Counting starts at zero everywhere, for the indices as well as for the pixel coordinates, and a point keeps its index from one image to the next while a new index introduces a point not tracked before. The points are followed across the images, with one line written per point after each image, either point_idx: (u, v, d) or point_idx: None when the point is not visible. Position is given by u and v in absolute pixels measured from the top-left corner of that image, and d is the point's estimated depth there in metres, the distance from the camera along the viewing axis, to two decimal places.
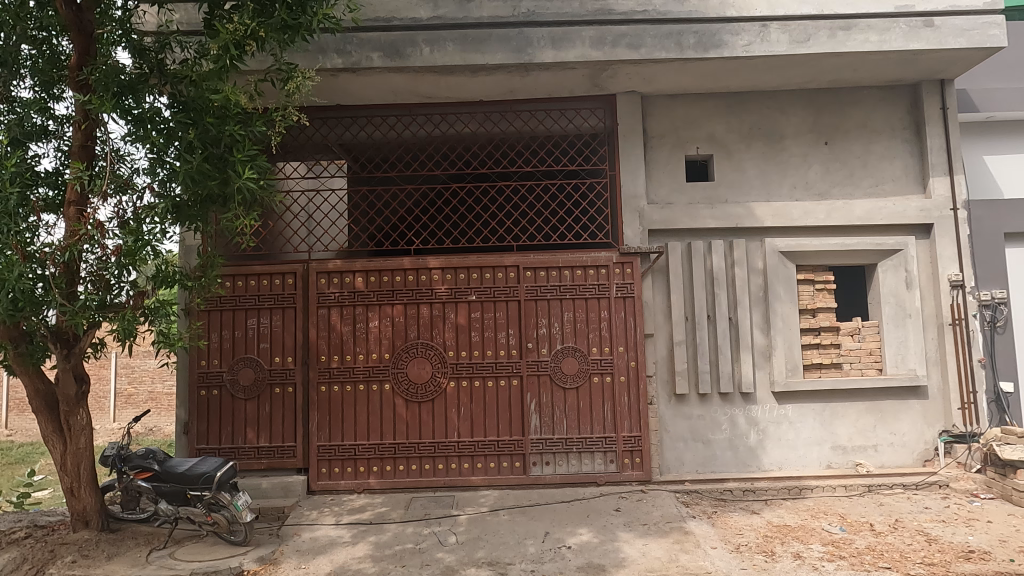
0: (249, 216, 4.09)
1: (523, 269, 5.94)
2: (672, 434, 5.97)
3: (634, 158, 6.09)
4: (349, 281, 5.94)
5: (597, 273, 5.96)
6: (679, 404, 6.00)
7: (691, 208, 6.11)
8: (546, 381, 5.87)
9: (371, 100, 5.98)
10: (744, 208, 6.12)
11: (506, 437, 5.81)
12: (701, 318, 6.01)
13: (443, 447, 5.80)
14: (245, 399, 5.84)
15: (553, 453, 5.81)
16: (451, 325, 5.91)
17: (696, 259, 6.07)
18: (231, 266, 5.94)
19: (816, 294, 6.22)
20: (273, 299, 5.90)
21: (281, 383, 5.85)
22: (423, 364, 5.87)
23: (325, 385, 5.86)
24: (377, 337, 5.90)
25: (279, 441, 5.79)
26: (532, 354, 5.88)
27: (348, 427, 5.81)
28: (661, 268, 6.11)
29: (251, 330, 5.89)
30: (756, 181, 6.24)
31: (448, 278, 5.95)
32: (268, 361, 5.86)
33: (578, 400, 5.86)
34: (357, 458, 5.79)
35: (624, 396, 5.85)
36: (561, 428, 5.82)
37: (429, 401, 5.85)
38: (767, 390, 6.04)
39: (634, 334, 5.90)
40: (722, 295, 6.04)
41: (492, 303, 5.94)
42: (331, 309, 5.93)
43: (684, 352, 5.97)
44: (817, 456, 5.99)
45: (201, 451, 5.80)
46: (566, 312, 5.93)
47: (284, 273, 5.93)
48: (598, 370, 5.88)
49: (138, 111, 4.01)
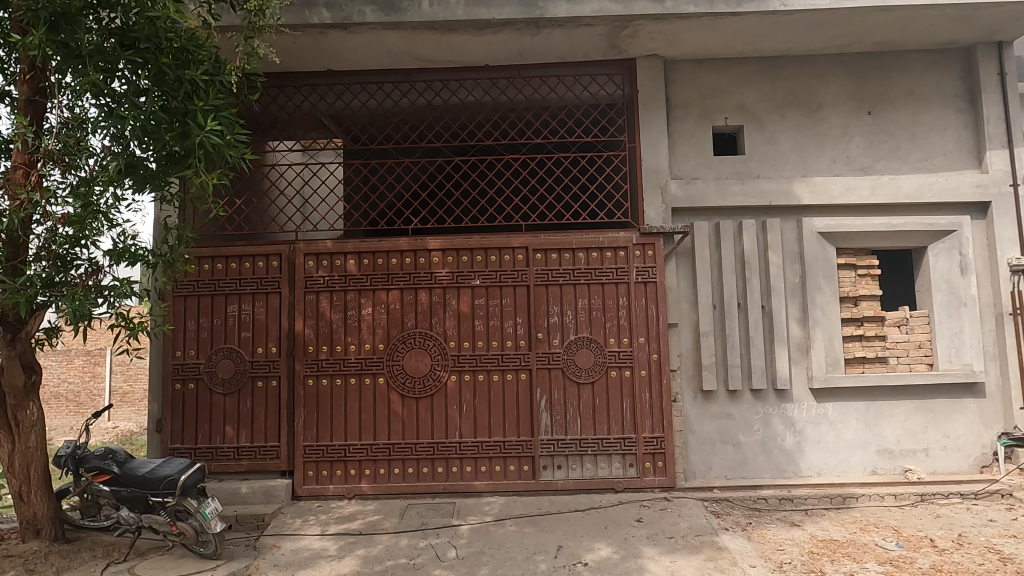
0: (212, 175, 3.51)
1: (533, 251, 5.35)
2: (698, 435, 5.36)
3: (656, 128, 5.50)
4: (340, 264, 5.36)
5: (614, 256, 5.36)
6: (706, 403, 5.38)
7: (720, 184, 5.50)
8: (558, 375, 5.27)
9: (364, 64, 5.39)
10: (779, 185, 5.51)
11: (513, 437, 5.22)
12: (731, 307, 5.39)
13: (443, 449, 5.21)
14: (224, 394, 5.27)
15: (566, 456, 5.21)
16: (453, 313, 5.32)
17: (725, 241, 5.46)
18: (209, 249, 5.39)
19: (858, 280, 5.59)
20: (256, 284, 5.34)
21: (264, 376, 5.27)
22: (421, 356, 5.28)
23: (312, 379, 5.28)
24: (370, 327, 5.32)
25: (261, 440, 5.22)
26: (542, 346, 5.28)
27: (338, 426, 5.24)
28: (686, 250, 5.50)
29: (232, 317, 5.33)
30: (791, 154, 5.62)
31: (449, 261, 5.36)
32: (249, 352, 5.30)
33: (594, 396, 5.25)
34: (347, 461, 5.21)
35: (645, 393, 5.24)
36: (575, 427, 5.23)
37: (428, 396, 5.26)
38: (803, 387, 5.42)
39: (655, 324, 5.29)
40: (753, 281, 5.43)
41: (498, 288, 5.34)
42: (321, 295, 5.35)
43: (712, 345, 5.36)
44: (859, 461, 5.36)
45: (175, 451, 5.23)
46: (579, 300, 5.33)
47: (268, 254, 5.37)
48: (617, 364, 5.27)
49: (76, 45, 3.27)
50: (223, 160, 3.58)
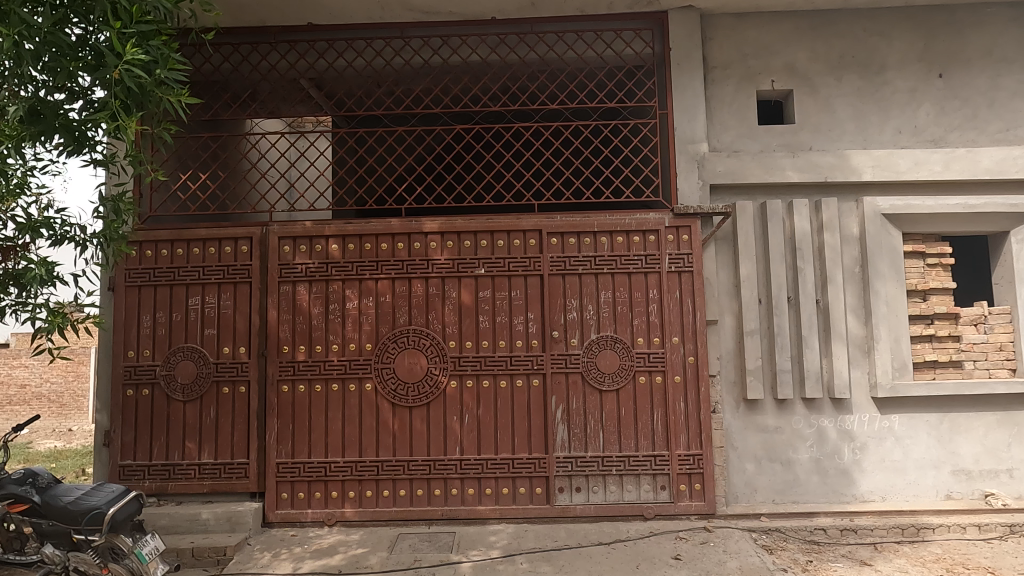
0: (133, 118, 2.87)
1: (547, 235, 4.55)
2: (741, 452, 4.55)
3: (690, 93, 4.71)
4: (321, 249, 4.57)
5: (642, 241, 4.56)
6: (751, 413, 4.58)
7: (767, 157, 4.70)
8: (576, 381, 4.47)
9: (350, 17, 4.59)
10: (835, 158, 4.70)
11: (524, 455, 4.41)
12: (780, 301, 4.59)
13: (441, 467, 4.41)
14: (185, 401, 4.48)
15: (586, 476, 4.41)
16: (453, 307, 4.52)
17: (773, 224, 4.64)
18: (168, 231, 4.59)
19: (927, 271, 4.78)
20: (222, 272, 4.55)
21: (232, 380, 4.48)
22: (416, 358, 4.48)
23: (287, 384, 4.48)
24: (356, 323, 4.52)
25: (226, 457, 4.43)
26: (558, 347, 4.48)
27: (317, 440, 4.45)
28: (726, 234, 4.70)
29: (194, 312, 4.54)
30: (849, 123, 4.81)
31: (449, 246, 4.56)
32: (214, 353, 4.51)
33: (619, 406, 4.45)
34: (327, 481, 4.42)
35: (679, 402, 4.44)
36: (597, 443, 4.43)
37: (424, 405, 4.46)
38: (865, 396, 4.61)
39: (692, 322, 4.49)
40: (806, 272, 4.62)
41: (506, 279, 4.54)
42: (299, 285, 4.56)
43: (759, 346, 4.56)
44: (931, 483, 4.55)
45: (125, 470, 4.43)
46: (601, 294, 4.52)
47: (237, 238, 4.58)
48: (646, 368, 4.46)
49: None
50: (151, 102, 2.94)
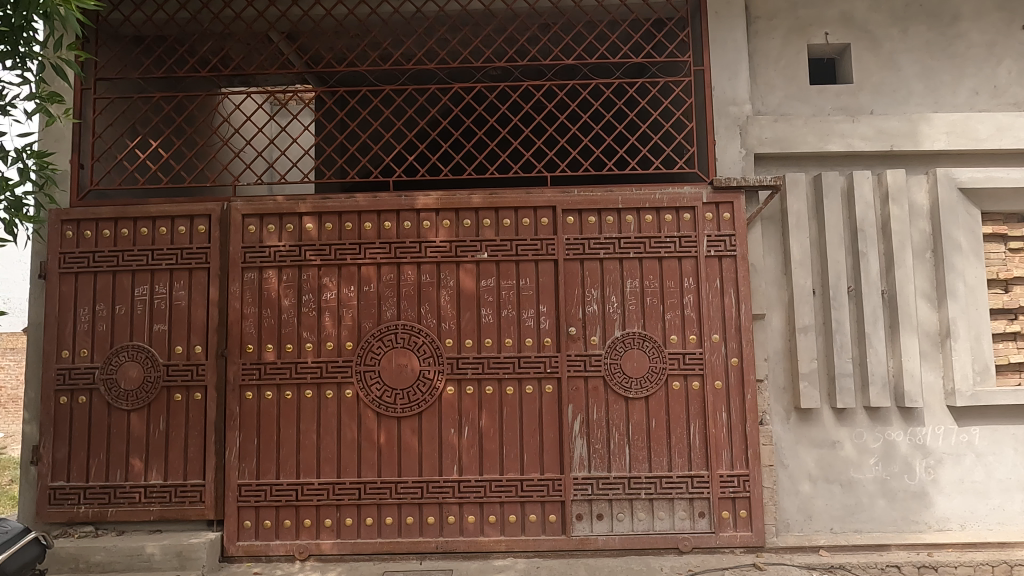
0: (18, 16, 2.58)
1: (562, 212, 3.82)
2: (792, 471, 3.84)
3: (731, 46, 3.99)
4: (293, 229, 3.83)
5: (675, 220, 3.83)
6: (803, 425, 3.86)
7: (821, 121, 3.98)
8: (597, 387, 3.73)
9: None
10: (903, 122, 3.97)
11: (535, 475, 3.68)
12: (839, 293, 3.86)
13: (436, 490, 3.68)
14: (130, 411, 3.74)
15: (609, 501, 3.68)
16: (450, 298, 3.79)
17: (829, 200, 3.92)
18: (112, 207, 3.84)
19: (1009, 257, 4.04)
20: (175, 256, 3.81)
21: (185, 386, 3.75)
22: (406, 359, 3.75)
23: (252, 390, 3.75)
24: (335, 317, 3.78)
25: (178, 478, 3.69)
26: (575, 347, 3.75)
27: (288, 457, 3.71)
28: (774, 213, 3.97)
29: (140, 304, 3.80)
30: (917, 83, 4.08)
31: (445, 225, 3.83)
32: (165, 353, 3.77)
33: (648, 417, 3.72)
34: (299, 507, 3.69)
35: (720, 412, 3.71)
36: (622, 460, 3.70)
37: (415, 415, 3.73)
38: (939, 404, 3.89)
39: (735, 317, 3.76)
40: (870, 257, 3.89)
41: (513, 265, 3.81)
42: (266, 271, 3.81)
43: (814, 345, 3.84)
44: (1018, 509, 3.84)
45: (56, 494, 3.69)
46: (627, 283, 3.79)
47: (193, 216, 3.84)
48: (681, 371, 3.73)
49: None
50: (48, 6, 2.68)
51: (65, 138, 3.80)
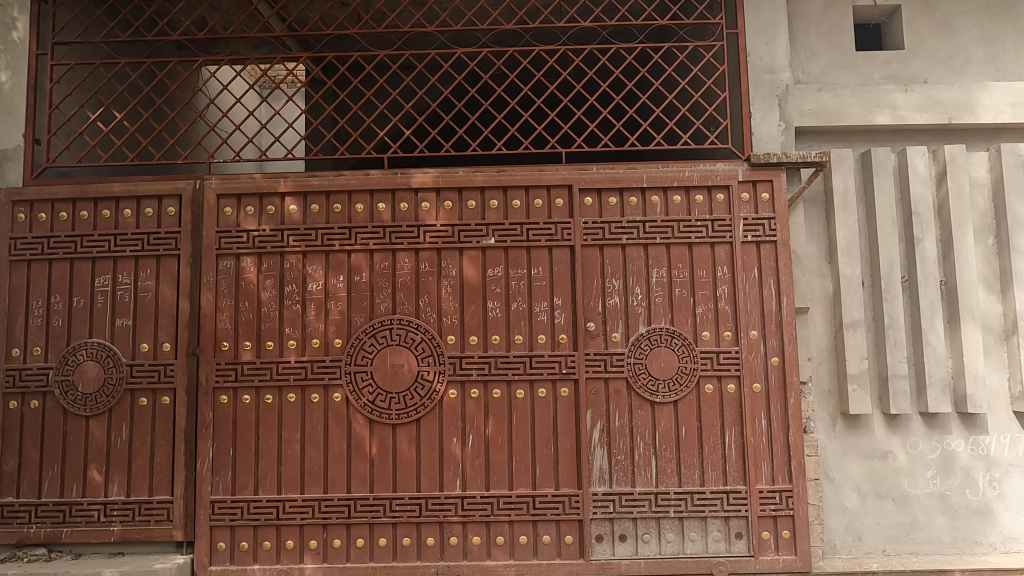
0: None
1: (579, 192, 3.38)
2: (839, 485, 3.40)
3: (768, 7, 3.54)
4: (274, 211, 3.38)
5: (707, 201, 3.39)
6: (851, 433, 3.42)
7: (871, 91, 3.53)
8: (619, 391, 3.29)
9: None
10: (961, 92, 3.53)
11: (549, 491, 3.23)
12: (892, 283, 3.42)
13: (436, 507, 3.23)
14: (88, 417, 3.29)
15: (633, 520, 3.23)
16: (452, 289, 3.34)
17: (880, 180, 3.47)
18: (70, 186, 3.40)
19: None
20: (141, 241, 3.36)
21: (151, 388, 3.30)
22: (403, 358, 3.31)
23: (227, 394, 3.29)
24: (321, 310, 3.33)
25: (142, 495, 3.25)
26: (594, 345, 3.31)
27: (267, 469, 3.26)
28: (817, 195, 3.53)
29: (101, 296, 3.34)
30: (976, 49, 3.64)
31: (447, 207, 3.38)
32: (128, 351, 3.32)
33: (677, 425, 3.27)
34: (280, 526, 3.24)
35: (759, 419, 3.27)
36: (648, 474, 3.25)
37: (412, 422, 3.28)
38: (1004, 409, 3.44)
39: (775, 311, 3.31)
40: (926, 244, 3.44)
41: (524, 252, 3.36)
42: (244, 259, 3.36)
43: (864, 342, 3.39)
44: None
45: (5, 511, 3.25)
46: (652, 273, 3.34)
47: (162, 196, 3.39)
48: (714, 372, 3.28)
49: None
50: None
51: (17, 113, 3.37)
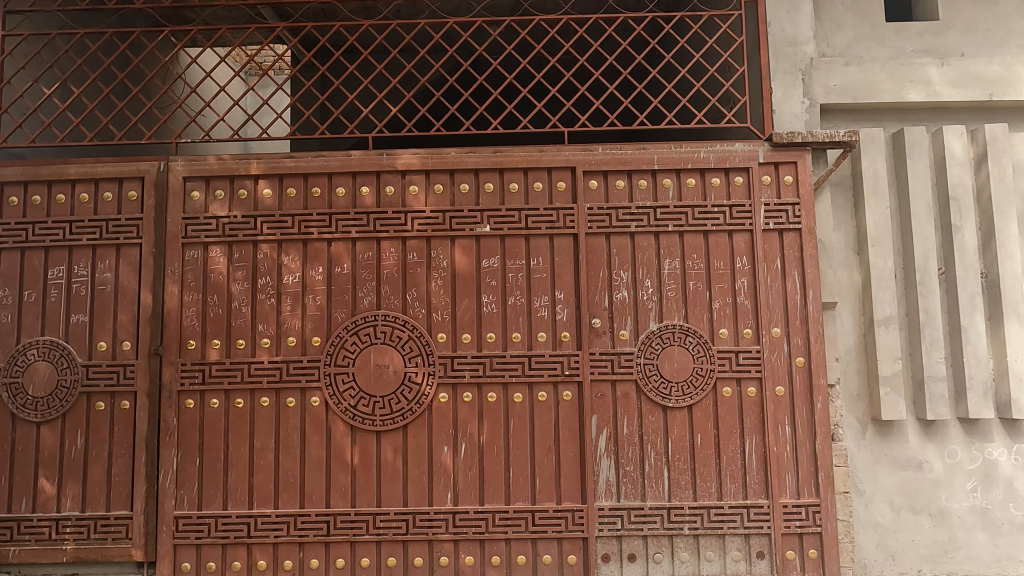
0: None
1: (583, 175, 3.06)
2: (869, 498, 3.08)
3: None
4: (246, 195, 3.07)
5: (724, 184, 3.07)
6: (883, 441, 3.10)
7: (903, 64, 3.21)
8: (628, 395, 2.97)
9: None
10: (1002, 67, 3.21)
11: (550, 506, 2.91)
12: (928, 276, 3.10)
13: (424, 524, 2.91)
14: (39, 424, 2.97)
15: (643, 538, 2.91)
16: (443, 282, 3.02)
17: (914, 163, 3.16)
18: (21, 167, 3.08)
19: None
20: (99, 229, 3.04)
21: (109, 392, 2.98)
22: (388, 358, 2.99)
23: (193, 398, 2.97)
24: (298, 305, 3.01)
25: (98, 510, 2.92)
26: (600, 344, 2.99)
27: (237, 482, 2.93)
28: (844, 179, 3.21)
29: (54, 290, 3.02)
30: (1017, 20, 3.32)
31: (437, 191, 3.06)
32: (84, 350, 3.00)
33: (691, 432, 2.95)
34: (251, 545, 2.92)
35: (782, 425, 2.95)
36: (660, 486, 2.93)
37: (399, 429, 2.96)
38: None
39: (800, 306, 3.00)
40: (965, 233, 3.13)
41: (522, 241, 3.05)
42: (213, 249, 3.04)
43: (897, 341, 3.08)
44: None
45: None
46: (664, 264, 3.03)
47: (122, 179, 3.08)
48: (733, 375, 2.96)
49: None
50: None
51: None
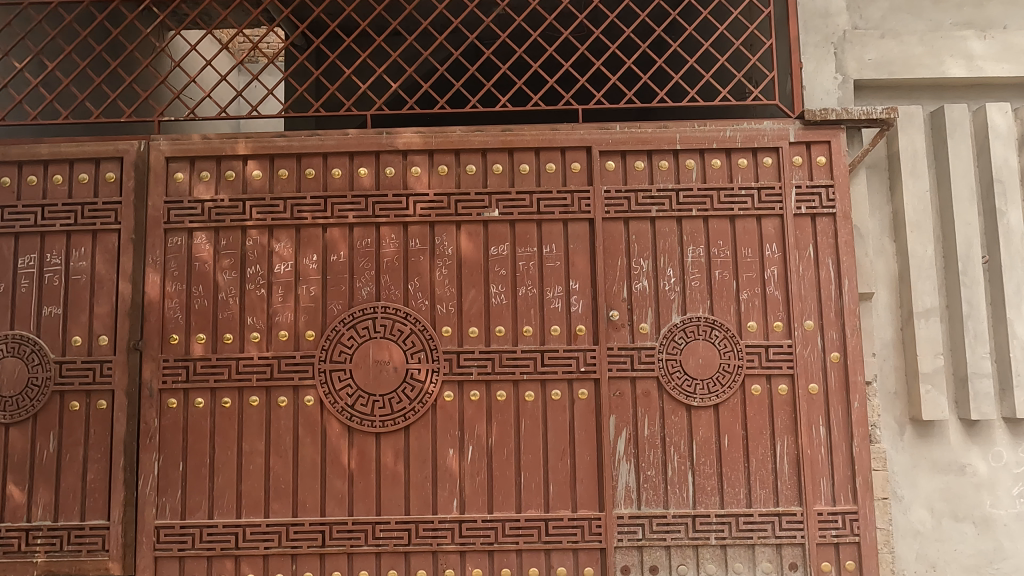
0: None
1: (599, 155, 2.83)
2: (908, 504, 2.85)
3: None
4: (235, 177, 2.83)
5: (752, 165, 2.84)
6: (923, 443, 2.87)
7: (941, 37, 2.99)
8: (649, 393, 2.73)
9: None
10: None
11: (565, 513, 2.68)
12: (972, 265, 2.87)
13: (428, 534, 2.68)
14: (8, 426, 2.72)
15: (666, 548, 2.68)
16: (448, 270, 2.79)
17: (954, 143, 2.93)
18: None
19: None
20: (73, 214, 2.80)
21: (84, 391, 2.73)
22: (388, 354, 2.75)
23: (176, 397, 2.73)
24: (290, 295, 2.77)
25: (73, 519, 2.68)
26: (619, 337, 2.75)
27: (224, 488, 2.69)
28: (879, 161, 2.98)
29: (24, 280, 2.78)
30: None
31: (442, 172, 2.83)
32: (57, 346, 2.76)
33: (718, 433, 2.72)
34: (239, 557, 2.68)
35: (816, 426, 2.72)
36: (684, 492, 2.70)
37: (400, 431, 2.72)
38: None
39: (835, 297, 2.77)
40: (1010, 218, 2.90)
41: (533, 227, 2.81)
42: (199, 235, 2.80)
43: (939, 335, 2.85)
44: None
45: None
46: (687, 252, 2.79)
47: (99, 159, 2.84)
48: (763, 371, 2.73)
49: None
50: None
51: None
